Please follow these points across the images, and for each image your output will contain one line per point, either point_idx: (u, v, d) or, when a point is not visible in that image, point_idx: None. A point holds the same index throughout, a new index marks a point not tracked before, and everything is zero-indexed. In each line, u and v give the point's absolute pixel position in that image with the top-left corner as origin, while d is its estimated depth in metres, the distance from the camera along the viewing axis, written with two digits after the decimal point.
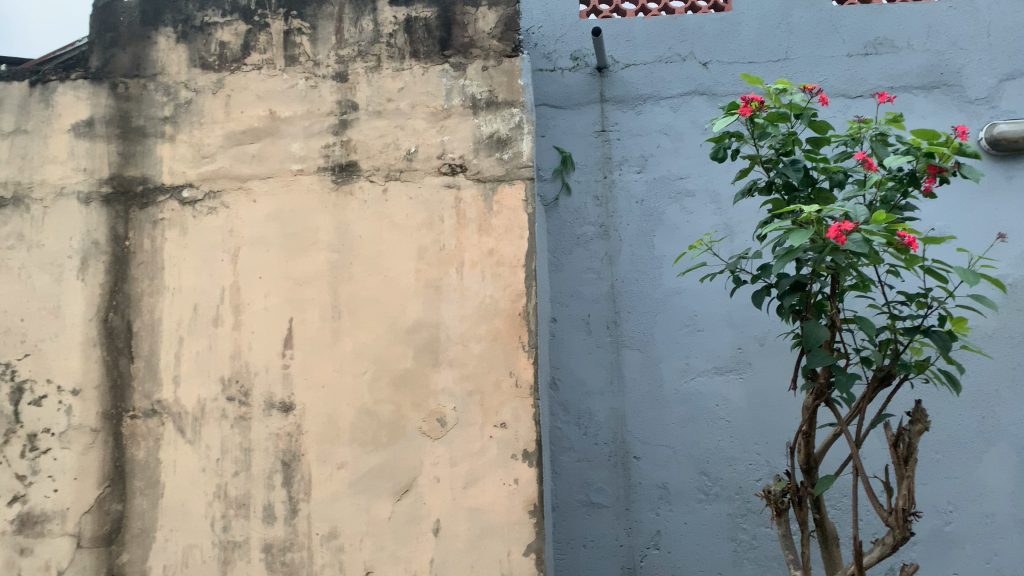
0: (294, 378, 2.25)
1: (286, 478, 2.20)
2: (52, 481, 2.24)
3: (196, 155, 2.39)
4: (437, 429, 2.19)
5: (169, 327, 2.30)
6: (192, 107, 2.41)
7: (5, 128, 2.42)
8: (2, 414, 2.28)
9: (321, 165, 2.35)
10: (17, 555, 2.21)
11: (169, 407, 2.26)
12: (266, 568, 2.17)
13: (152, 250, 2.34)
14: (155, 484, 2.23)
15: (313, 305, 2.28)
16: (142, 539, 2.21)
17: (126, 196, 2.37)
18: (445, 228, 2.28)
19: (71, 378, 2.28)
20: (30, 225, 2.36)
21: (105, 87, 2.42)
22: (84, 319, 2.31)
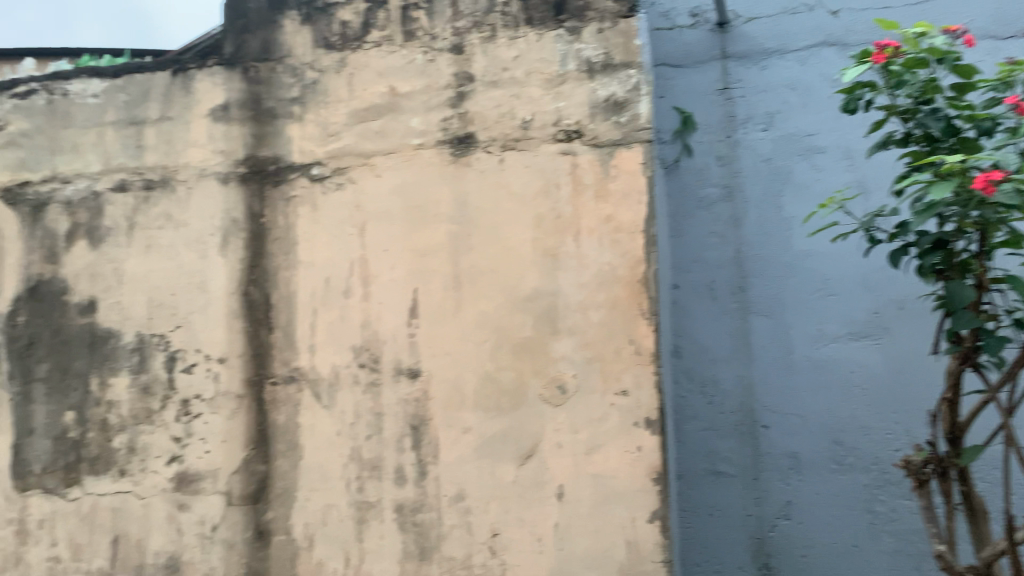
0: (420, 347, 2.32)
1: (415, 441, 2.29)
2: (204, 443, 2.42)
3: (323, 134, 2.48)
4: (557, 396, 2.20)
5: (302, 298, 2.42)
6: (318, 87, 2.51)
7: (152, 116, 2.60)
8: (159, 381, 2.47)
9: (440, 138, 2.39)
10: (176, 510, 2.41)
11: (305, 374, 2.39)
12: (398, 528, 2.26)
13: (286, 226, 2.46)
14: (295, 446, 2.37)
15: (436, 275, 2.34)
16: (285, 498, 2.35)
17: (260, 175, 2.50)
18: (562, 196, 2.27)
19: (217, 347, 2.45)
20: (177, 206, 2.54)
21: (238, 72, 2.55)
22: (227, 292, 2.47)
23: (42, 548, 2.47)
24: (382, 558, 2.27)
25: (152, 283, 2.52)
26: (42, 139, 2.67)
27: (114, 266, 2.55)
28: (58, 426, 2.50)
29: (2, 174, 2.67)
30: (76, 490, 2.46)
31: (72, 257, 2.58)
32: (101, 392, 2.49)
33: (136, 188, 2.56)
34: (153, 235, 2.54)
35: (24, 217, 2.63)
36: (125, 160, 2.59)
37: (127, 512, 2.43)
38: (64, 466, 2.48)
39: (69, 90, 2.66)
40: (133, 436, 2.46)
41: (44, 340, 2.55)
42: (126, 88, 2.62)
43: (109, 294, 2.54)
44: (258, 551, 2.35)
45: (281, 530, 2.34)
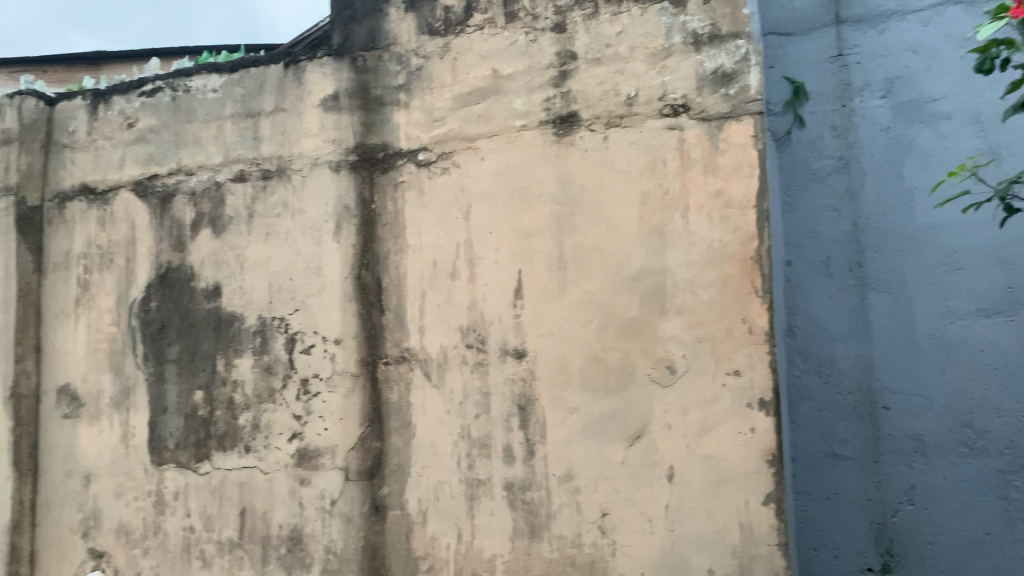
0: (526, 327, 2.33)
1: (523, 421, 2.31)
2: (322, 421, 2.52)
3: (428, 120, 2.52)
4: (666, 376, 2.17)
5: (412, 281, 2.48)
6: (423, 73, 2.55)
7: (267, 108, 2.70)
8: (280, 362, 2.58)
9: (543, 118, 2.38)
10: (298, 484, 2.52)
11: (416, 354, 2.45)
12: (508, 505, 2.30)
13: (395, 211, 2.52)
14: (408, 425, 2.43)
15: (540, 257, 2.34)
16: (399, 474, 2.42)
17: (370, 162, 2.57)
18: (668, 172, 2.23)
19: (333, 329, 2.54)
20: (292, 193, 2.64)
21: (347, 62, 2.63)
22: (340, 276, 2.55)
23: (177, 518, 2.64)
24: (493, 534, 2.31)
25: (271, 268, 2.63)
26: (168, 134, 2.82)
27: (235, 253, 2.68)
28: (189, 404, 2.66)
29: (134, 168, 2.85)
30: (206, 465, 2.62)
31: (198, 245, 2.73)
32: (227, 372, 2.63)
33: (254, 177, 2.68)
34: (270, 222, 2.65)
35: (154, 208, 2.80)
36: (244, 152, 2.71)
37: (252, 486, 2.57)
38: (195, 442, 2.64)
39: (191, 86, 2.80)
40: (256, 414, 2.59)
41: (174, 323, 2.72)
42: (242, 81, 2.74)
43: (231, 280, 2.67)
44: (374, 526, 2.43)
45: (396, 505, 2.42)
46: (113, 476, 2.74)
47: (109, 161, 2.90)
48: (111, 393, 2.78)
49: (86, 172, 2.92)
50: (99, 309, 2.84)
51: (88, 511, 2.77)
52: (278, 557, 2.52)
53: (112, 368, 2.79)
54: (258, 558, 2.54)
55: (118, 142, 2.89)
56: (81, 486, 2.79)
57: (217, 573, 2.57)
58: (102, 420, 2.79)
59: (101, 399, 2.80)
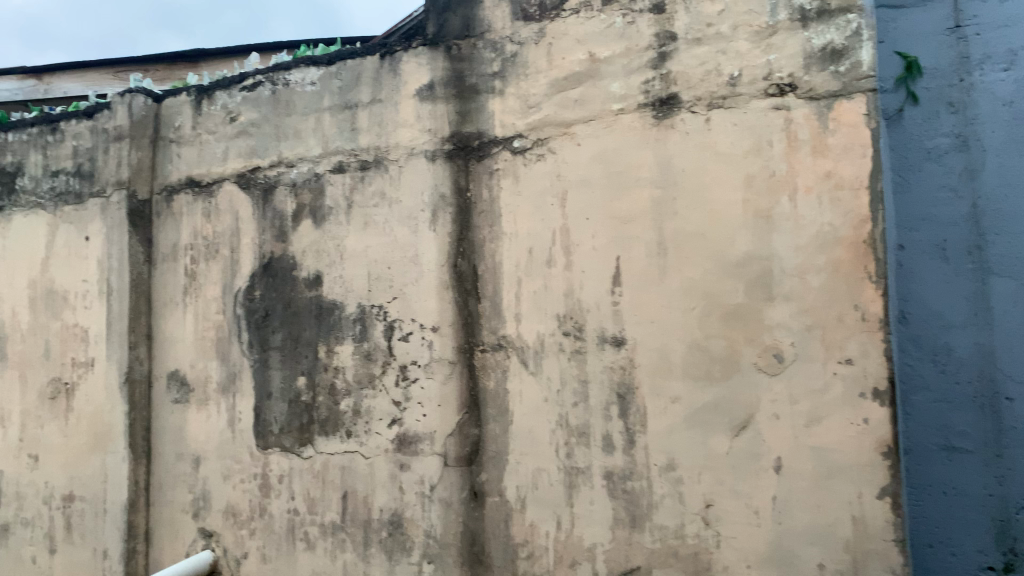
0: (625, 315, 2.30)
1: (623, 410, 2.28)
2: (421, 407, 2.54)
3: (524, 106, 2.51)
4: (773, 364, 2.11)
5: (508, 269, 2.47)
6: (518, 59, 2.53)
7: (363, 100, 2.74)
8: (379, 349, 2.63)
9: (642, 101, 2.34)
10: (397, 469, 2.56)
11: (513, 342, 2.45)
12: (609, 494, 2.28)
13: (490, 199, 2.52)
14: (506, 412, 2.44)
15: (640, 242, 2.30)
16: (498, 461, 2.43)
17: (465, 151, 2.58)
18: (774, 153, 2.16)
19: (430, 317, 2.56)
20: (390, 183, 2.67)
21: (442, 51, 2.64)
22: (437, 265, 2.57)
23: (282, 501, 2.72)
24: (593, 523, 2.29)
25: (370, 257, 2.68)
26: (269, 128, 2.89)
27: (335, 242, 2.74)
28: (292, 390, 2.73)
29: (236, 161, 2.94)
30: (309, 449, 2.69)
31: (299, 236, 2.79)
32: (329, 359, 2.69)
33: (353, 168, 2.73)
34: (369, 213, 2.70)
35: (256, 200, 2.88)
36: (342, 143, 2.76)
37: (354, 470, 2.62)
38: (298, 426, 2.71)
39: (290, 80, 2.86)
40: (357, 400, 2.64)
41: (277, 312, 2.79)
42: (340, 74, 2.78)
43: (331, 269, 2.73)
44: (474, 512, 2.45)
45: (495, 491, 2.43)
46: (220, 459, 2.85)
47: (213, 155, 2.99)
48: (218, 379, 2.89)
49: (191, 166, 3.03)
50: (205, 298, 2.95)
51: (198, 493, 2.88)
52: (379, 541, 2.57)
53: (218, 355, 2.89)
54: (360, 541, 2.59)
55: (221, 136, 2.98)
56: (191, 469, 2.91)
57: (320, 555, 2.64)
58: (210, 405, 2.89)
59: (208, 385, 2.90)
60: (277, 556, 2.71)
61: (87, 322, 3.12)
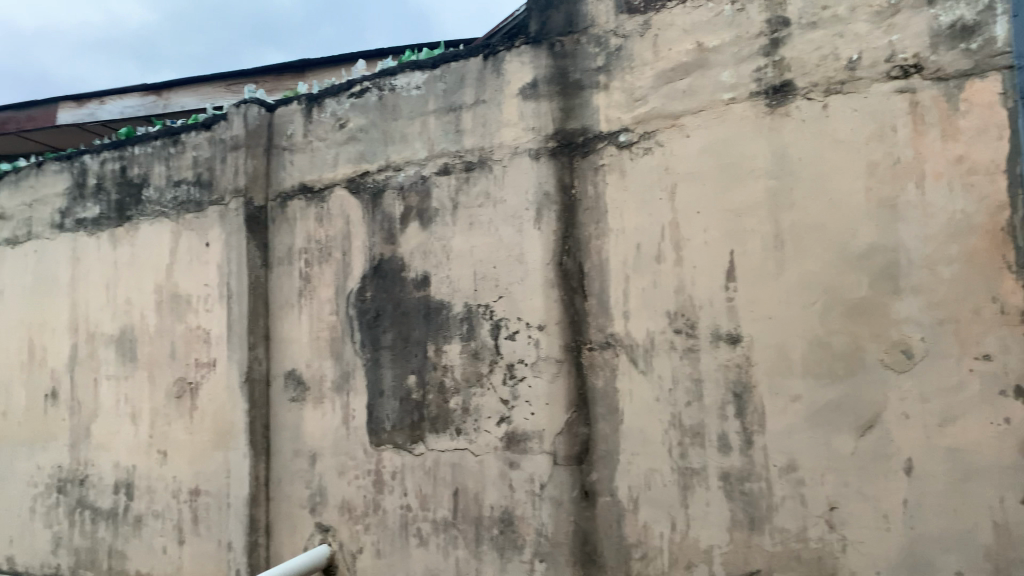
0: (740, 310, 2.23)
1: (739, 409, 2.22)
2: (529, 406, 2.54)
3: (629, 100, 2.47)
4: (901, 361, 2.00)
5: (616, 266, 2.44)
6: (622, 53, 2.50)
7: (467, 101, 2.76)
8: (487, 347, 2.64)
9: (754, 90, 2.26)
10: (507, 468, 2.57)
11: (622, 340, 2.41)
12: (725, 496, 2.21)
13: (596, 195, 2.50)
14: (616, 411, 2.41)
15: (754, 236, 2.23)
16: (608, 461, 2.41)
17: (570, 148, 2.56)
18: (899, 138, 2.05)
19: (537, 316, 2.56)
20: (494, 183, 2.68)
21: (545, 48, 2.63)
22: (543, 263, 2.57)
23: (394, 497, 2.78)
24: (710, 525, 2.23)
25: (476, 257, 2.70)
26: (376, 132, 2.96)
27: (442, 243, 2.78)
28: (403, 388, 2.79)
29: (346, 166, 3.02)
30: (421, 446, 2.73)
31: (407, 237, 2.85)
32: (437, 358, 2.73)
33: (458, 170, 2.76)
34: (474, 213, 2.72)
35: (366, 203, 2.95)
36: (447, 145, 2.79)
37: (465, 468, 2.65)
38: (409, 424, 2.76)
39: (396, 84, 2.93)
40: (466, 398, 2.66)
41: (387, 312, 2.85)
42: (443, 77, 2.82)
43: (439, 269, 2.77)
44: (585, 511, 2.43)
45: (606, 491, 2.40)
46: (336, 456, 2.93)
47: (323, 160, 3.09)
48: (332, 377, 2.97)
49: (303, 172, 3.13)
50: (319, 299, 3.04)
51: (314, 488, 2.98)
52: (490, 538, 2.58)
53: (332, 354, 2.98)
54: (472, 538, 2.61)
55: (331, 142, 3.07)
56: (308, 465, 3.00)
57: (433, 551, 2.68)
58: (325, 403, 2.98)
59: (323, 383, 3.00)
60: (391, 551, 2.77)
61: (209, 324, 3.27)
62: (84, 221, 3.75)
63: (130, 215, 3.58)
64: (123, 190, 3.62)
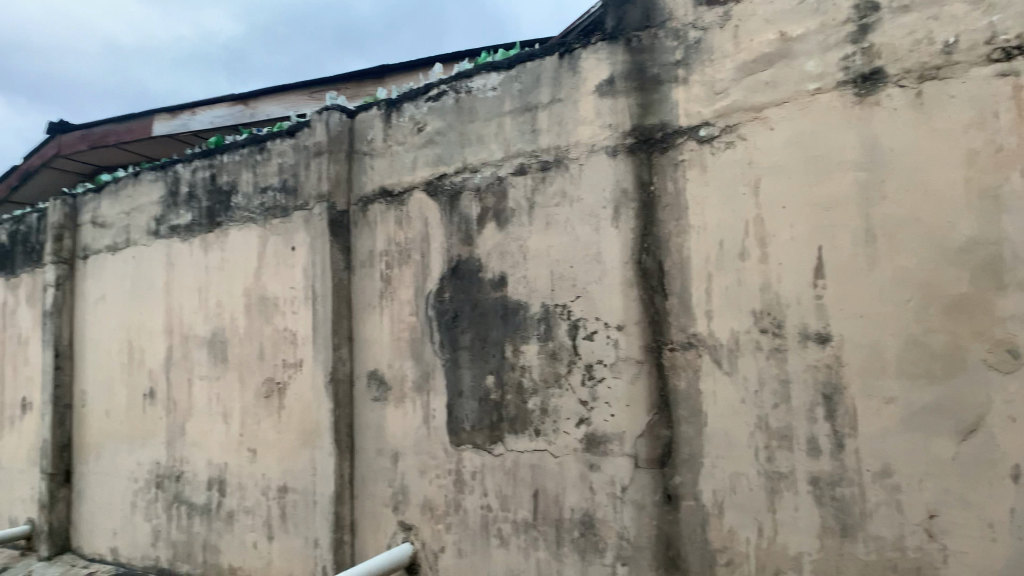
0: (829, 308, 2.15)
1: (829, 411, 2.13)
2: (609, 407, 2.51)
3: (710, 93, 2.42)
4: (1007, 361, 1.88)
5: (697, 264, 2.39)
6: (702, 46, 2.45)
7: (544, 100, 2.75)
8: (565, 348, 2.63)
9: (841, 79, 2.17)
10: (588, 469, 2.54)
11: (705, 340, 2.36)
12: (815, 501, 2.13)
13: (676, 192, 2.45)
14: (699, 413, 2.35)
15: (844, 230, 2.14)
16: (692, 464, 2.35)
17: (648, 144, 2.52)
18: (1002, 125, 1.93)
19: (616, 315, 2.52)
20: (571, 182, 2.66)
21: (622, 44, 2.60)
22: (621, 262, 2.53)
23: (475, 497, 2.78)
24: (799, 531, 2.15)
25: (553, 257, 2.68)
26: (453, 134, 2.98)
27: (519, 243, 2.77)
28: (482, 388, 2.80)
29: (425, 169, 3.05)
30: (500, 447, 2.74)
31: (485, 238, 2.85)
32: (515, 358, 2.73)
33: (534, 169, 2.75)
34: (551, 212, 2.70)
35: (444, 205, 2.98)
36: (523, 145, 2.78)
37: (544, 469, 2.63)
38: (489, 424, 2.77)
39: (473, 86, 2.94)
40: (545, 399, 2.65)
41: (466, 313, 2.87)
42: (519, 77, 2.82)
43: (516, 269, 2.77)
44: (668, 515, 2.38)
45: (690, 495, 2.35)
46: (417, 455, 2.96)
47: (403, 164, 3.13)
48: (413, 378, 3.01)
49: (383, 176, 3.18)
50: (400, 301, 3.08)
51: (397, 487, 3.02)
52: (571, 540, 2.56)
53: (413, 355, 3.02)
54: (553, 540, 2.60)
55: (410, 146, 3.11)
56: (391, 464, 3.05)
57: (514, 552, 2.67)
58: (406, 403, 3.02)
59: (404, 383, 3.04)
60: (472, 551, 2.77)
61: (295, 325, 3.37)
62: (178, 227, 3.91)
63: (220, 221, 3.72)
64: (214, 197, 3.76)
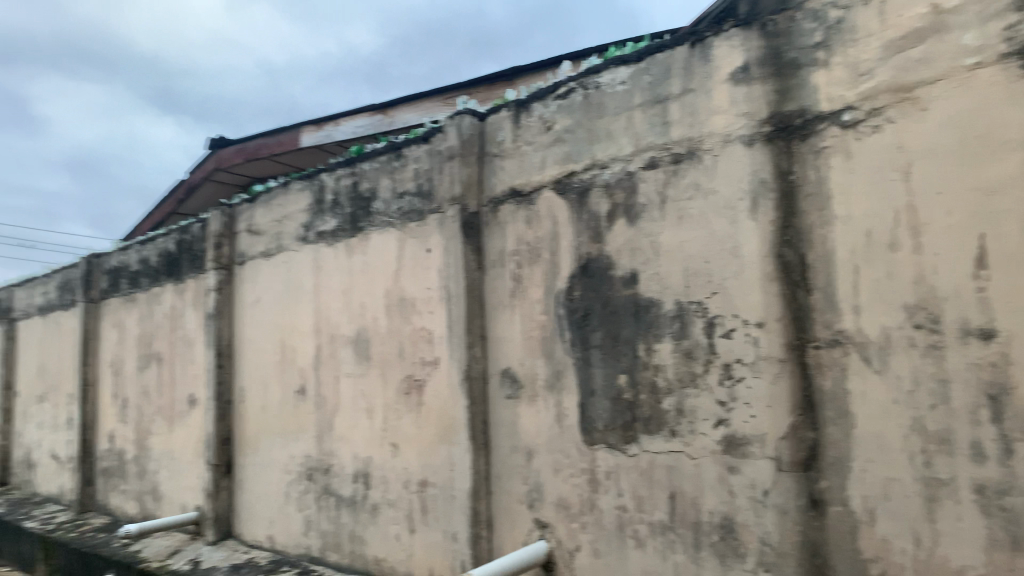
0: (994, 301, 1.97)
1: (996, 414, 1.95)
2: (748, 408, 2.42)
3: (853, 75, 2.28)
4: None
5: (843, 256, 2.26)
6: (844, 25, 2.32)
7: (675, 92, 2.68)
8: (701, 346, 2.55)
9: (1004, 51, 1.99)
10: (726, 472, 2.46)
11: (852, 337, 2.22)
12: (981, 511, 1.96)
13: (818, 180, 2.33)
14: (846, 414, 2.22)
15: (1010, 216, 1.95)
16: (840, 468, 2.22)
17: (787, 131, 2.40)
18: None
19: (754, 312, 2.43)
20: (704, 174, 2.59)
21: (756, 30, 2.50)
22: (759, 256, 2.43)
23: (610, 497, 2.75)
24: (962, 543, 1.99)
25: (687, 253, 2.62)
26: (582, 132, 2.96)
27: (651, 239, 2.72)
28: (615, 388, 2.77)
29: (554, 167, 3.05)
30: (635, 447, 2.70)
31: (615, 234, 2.82)
32: (649, 357, 2.69)
33: (666, 163, 2.69)
34: (684, 206, 2.64)
35: (573, 203, 2.97)
36: (654, 138, 2.73)
37: (681, 471, 2.57)
38: (623, 424, 2.74)
39: (601, 82, 2.92)
40: (680, 399, 2.59)
41: (597, 311, 2.85)
42: (649, 69, 2.77)
43: (648, 266, 2.72)
44: (814, 521, 2.26)
45: (837, 501, 2.22)
46: (551, 453, 2.97)
47: (532, 163, 3.14)
48: (546, 376, 3.02)
49: (513, 177, 3.21)
50: (531, 300, 3.10)
51: (532, 485, 3.03)
52: (710, 544, 2.48)
53: (545, 353, 3.03)
54: (691, 543, 2.53)
55: (539, 145, 3.12)
56: (525, 461, 3.06)
57: (651, 554, 2.62)
58: (540, 401, 3.03)
59: (537, 382, 3.05)
60: (608, 552, 2.74)
61: (432, 325, 3.46)
62: (323, 233, 4.12)
63: (361, 226, 3.88)
64: (356, 204, 3.93)
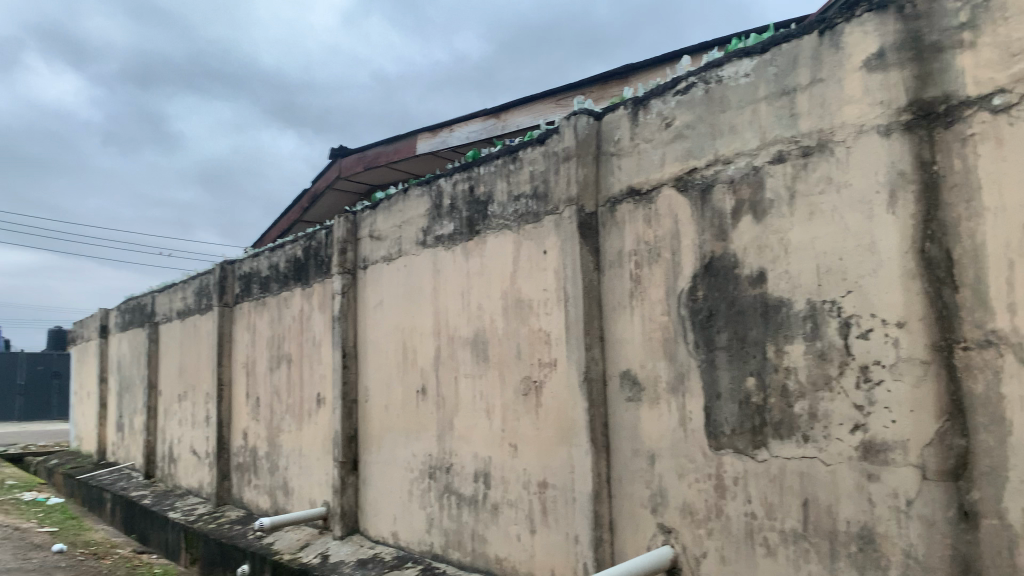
0: None
1: None
2: (889, 413, 2.29)
3: (1005, 56, 2.12)
4: None
5: (995, 250, 2.10)
6: (992, 3, 2.16)
7: (803, 82, 2.58)
8: (835, 348, 2.44)
9: None
10: (865, 480, 2.33)
11: (1007, 337, 2.07)
12: None
13: (965, 170, 2.17)
14: (1001, 420, 2.06)
15: None
16: (994, 478, 2.06)
17: (929, 119, 2.26)
18: None
19: (894, 312, 2.30)
20: (837, 167, 2.47)
21: (892, 13, 2.36)
22: (899, 252, 2.30)
23: (738, 503, 2.67)
24: None
25: (819, 250, 2.50)
26: (704, 127, 2.89)
27: (779, 236, 2.63)
28: (742, 391, 2.69)
29: (674, 165, 2.99)
30: (764, 452, 2.61)
31: (740, 232, 2.74)
32: (779, 359, 2.60)
33: (794, 156, 2.59)
34: (814, 201, 2.53)
35: (695, 200, 2.90)
36: (781, 131, 2.63)
37: (814, 478, 2.46)
38: (751, 428, 2.65)
39: (723, 76, 2.84)
40: (813, 403, 2.48)
41: (722, 311, 2.78)
42: (775, 60, 2.67)
43: (777, 264, 2.62)
44: (965, 534, 2.11)
45: (991, 513, 2.06)
46: (675, 457, 2.91)
47: (651, 162, 3.09)
48: (668, 378, 2.96)
49: (631, 175, 3.17)
50: (651, 300, 3.05)
51: (655, 489, 2.97)
52: (848, 555, 2.36)
53: (666, 354, 2.97)
54: (826, 553, 2.41)
55: (658, 143, 3.07)
56: (648, 465, 3.01)
57: (783, 563, 2.52)
58: (662, 404, 2.98)
59: (659, 384, 3.00)
60: (736, 559, 2.66)
61: (550, 326, 3.46)
62: (441, 237, 4.20)
63: (479, 229, 3.93)
64: (472, 207, 3.99)
